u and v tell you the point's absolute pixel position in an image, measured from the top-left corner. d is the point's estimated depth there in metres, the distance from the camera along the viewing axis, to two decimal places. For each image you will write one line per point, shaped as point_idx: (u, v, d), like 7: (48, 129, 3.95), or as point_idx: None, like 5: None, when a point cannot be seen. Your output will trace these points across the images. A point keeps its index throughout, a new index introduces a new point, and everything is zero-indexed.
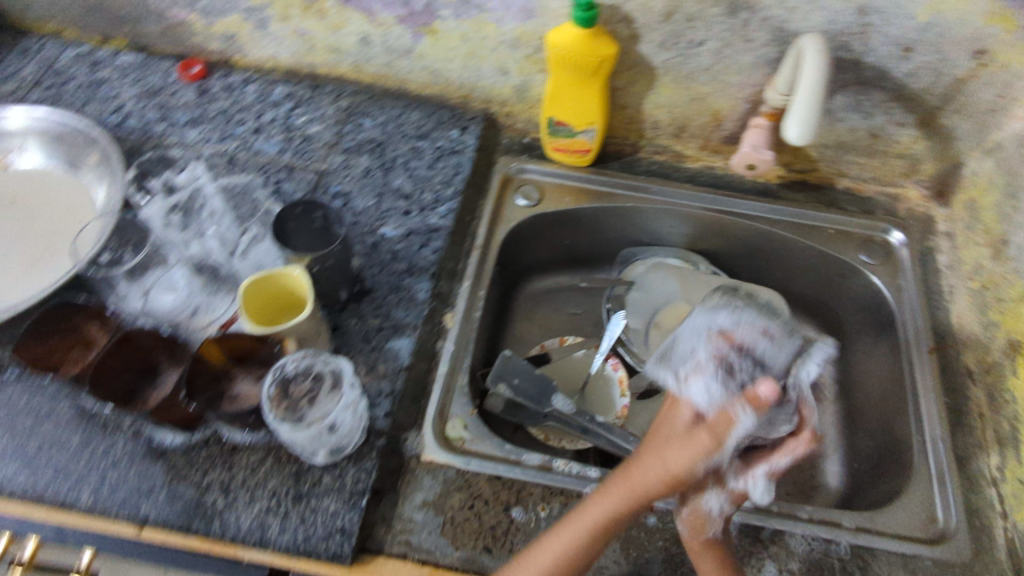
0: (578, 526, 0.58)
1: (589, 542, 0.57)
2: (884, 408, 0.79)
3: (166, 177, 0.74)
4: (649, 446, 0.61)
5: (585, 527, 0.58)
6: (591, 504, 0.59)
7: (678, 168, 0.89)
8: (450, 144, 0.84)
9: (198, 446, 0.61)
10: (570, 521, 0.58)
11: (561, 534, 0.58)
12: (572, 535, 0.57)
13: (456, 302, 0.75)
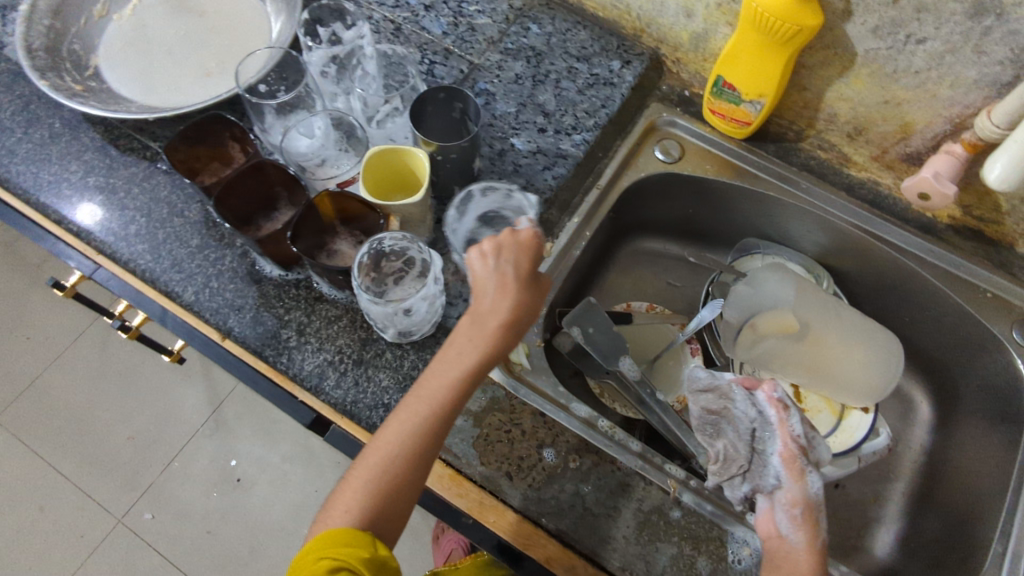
0: (437, 373, 0.55)
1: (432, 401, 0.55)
2: (969, 498, 0.73)
3: (336, 29, 0.74)
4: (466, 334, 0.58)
5: (453, 375, 0.54)
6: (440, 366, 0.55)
7: (838, 172, 0.80)
8: (607, 74, 0.80)
9: (289, 284, 0.66)
10: (437, 368, 0.55)
11: (431, 381, 0.55)
12: (437, 384, 0.55)
13: (560, 234, 0.74)
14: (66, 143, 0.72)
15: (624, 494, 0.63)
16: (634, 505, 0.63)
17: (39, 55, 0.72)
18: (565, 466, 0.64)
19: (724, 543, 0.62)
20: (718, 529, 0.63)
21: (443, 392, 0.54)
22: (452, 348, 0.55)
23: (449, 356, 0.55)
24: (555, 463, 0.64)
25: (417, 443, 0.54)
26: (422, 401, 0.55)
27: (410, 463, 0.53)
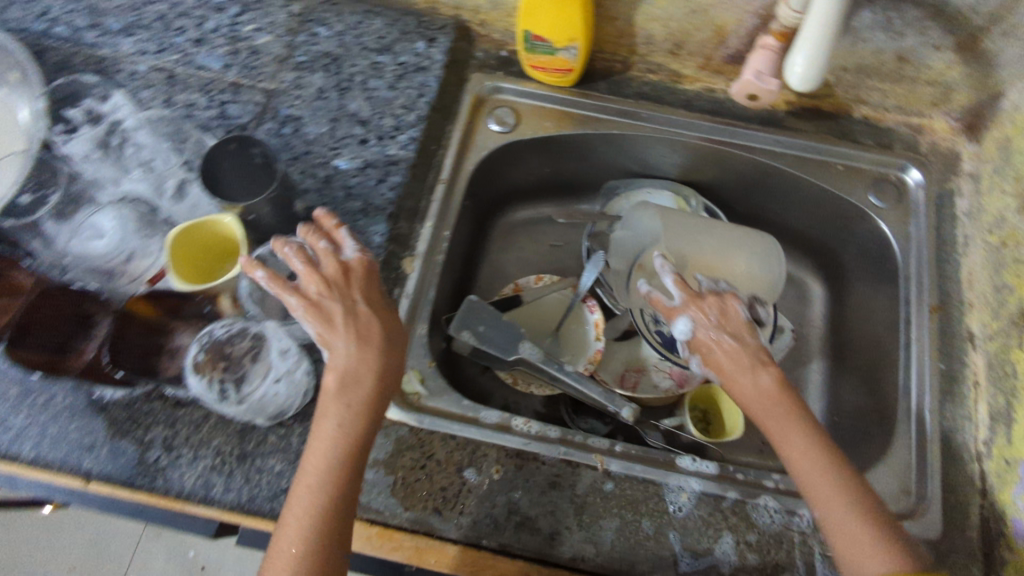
0: (322, 443, 0.49)
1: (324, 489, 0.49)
2: (871, 361, 0.76)
3: (88, 105, 0.68)
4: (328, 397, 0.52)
5: (339, 438, 0.50)
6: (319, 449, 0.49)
7: (674, 90, 0.78)
8: (414, 59, 0.74)
9: (140, 399, 0.57)
10: (319, 433, 0.50)
11: (315, 451, 0.49)
12: (325, 450, 0.49)
13: (417, 244, 0.69)
14: None
15: (556, 487, 0.62)
16: (568, 493, 0.62)
17: None
18: (490, 481, 0.62)
19: (663, 494, 0.63)
20: (653, 485, 0.63)
21: (337, 456, 0.49)
22: (328, 420, 0.50)
23: (331, 419, 0.50)
24: (479, 482, 0.62)
25: (322, 520, 0.48)
26: (323, 473, 0.49)
27: (322, 542, 0.47)
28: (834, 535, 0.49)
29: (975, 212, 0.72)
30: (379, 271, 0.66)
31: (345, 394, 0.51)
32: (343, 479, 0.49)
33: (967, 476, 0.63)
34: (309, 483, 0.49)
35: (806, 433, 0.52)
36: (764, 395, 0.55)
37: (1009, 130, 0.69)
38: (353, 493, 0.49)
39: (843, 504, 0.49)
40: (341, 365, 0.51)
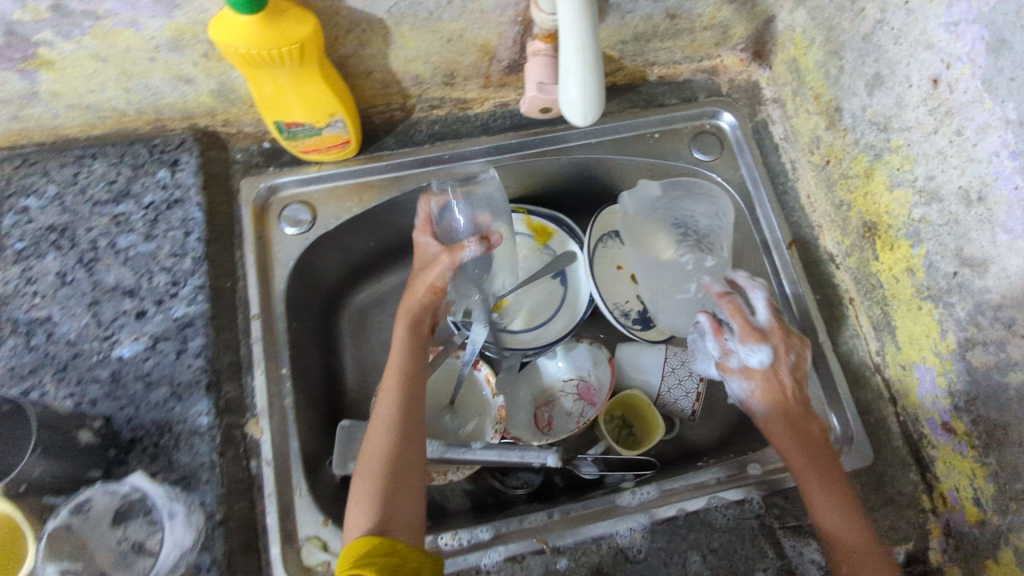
0: (381, 411, 0.60)
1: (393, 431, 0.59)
2: None
3: None
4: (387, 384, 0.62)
5: (400, 399, 0.61)
6: (386, 390, 0.62)
7: (467, 117, 0.71)
8: (163, 194, 0.62)
9: None
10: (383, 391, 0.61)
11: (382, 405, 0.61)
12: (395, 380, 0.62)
13: (255, 400, 0.60)
14: None
15: None
16: None
17: None
18: None
19: (618, 545, 0.58)
20: (603, 541, 0.58)
21: (394, 402, 0.60)
22: (384, 407, 0.61)
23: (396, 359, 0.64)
24: None
25: (394, 484, 0.56)
26: (373, 456, 0.57)
27: (397, 485, 0.56)
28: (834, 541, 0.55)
29: (791, 136, 0.71)
30: (221, 454, 0.56)
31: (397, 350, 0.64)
32: (404, 436, 0.59)
33: (875, 391, 0.65)
34: (379, 453, 0.57)
35: (829, 496, 0.57)
36: (812, 438, 0.59)
37: (793, 51, 0.68)
38: (415, 404, 0.61)
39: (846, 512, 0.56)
40: (413, 309, 0.65)
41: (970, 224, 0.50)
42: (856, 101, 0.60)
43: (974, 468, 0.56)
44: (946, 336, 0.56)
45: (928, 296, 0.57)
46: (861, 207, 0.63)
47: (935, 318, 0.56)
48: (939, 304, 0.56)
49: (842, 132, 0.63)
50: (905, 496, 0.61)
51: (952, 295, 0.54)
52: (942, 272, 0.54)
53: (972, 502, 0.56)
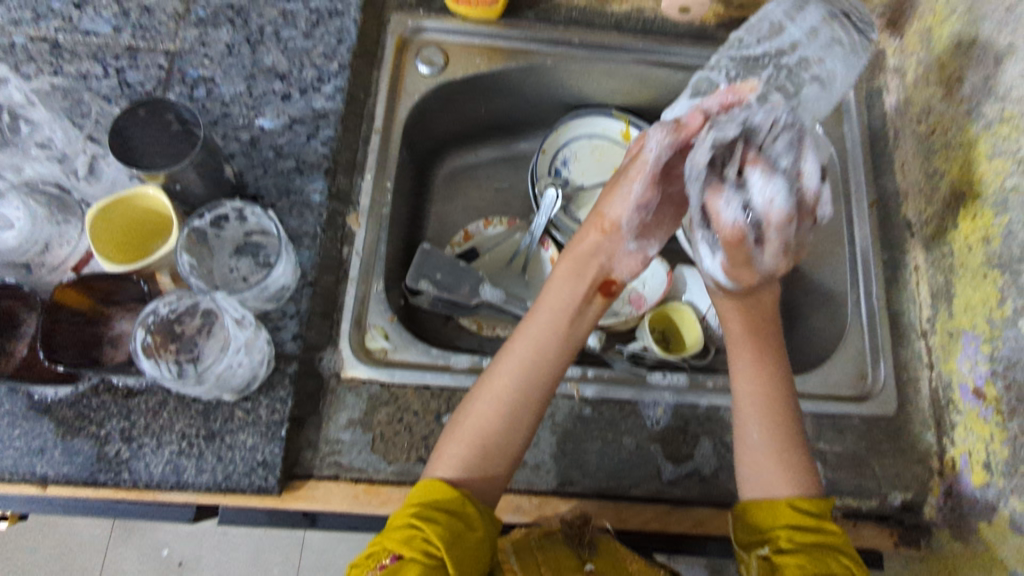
0: (524, 347, 0.56)
1: (507, 405, 0.54)
2: (821, 249, 0.77)
3: None
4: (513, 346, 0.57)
5: (523, 378, 0.55)
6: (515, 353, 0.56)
7: (602, 13, 0.76)
8: (327, 4, 0.69)
9: (86, 396, 0.56)
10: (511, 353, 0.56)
11: (514, 358, 0.56)
12: (546, 329, 0.57)
13: (360, 200, 0.67)
14: None
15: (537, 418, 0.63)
16: (550, 423, 0.63)
17: None
18: None
19: (640, 412, 0.64)
20: (631, 406, 0.64)
21: (528, 366, 0.55)
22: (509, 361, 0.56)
23: (544, 329, 0.57)
24: None
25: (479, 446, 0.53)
26: (497, 388, 0.55)
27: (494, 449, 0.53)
28: (765, 455, 0.54)
29: (903, 105, 0.74)
30: (324, 230, 0.63)
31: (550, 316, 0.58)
32: (523, 401, 0.54)
33: (914, 353, 0.67)
34: (488, 412, 0.54)
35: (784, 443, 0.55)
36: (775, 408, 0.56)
37: (930, 21, 0.70)
38: (559, 367, 0.56)
39: (776, 421, 0.55)
40: (584, 271, 0.59)
41: None
42: (982, 70, 0.62)
43: (993, 432, 0.59)
44: (1003, 303, 0.59)
45: (999, 265, 0.60)
46: (953, 177, 0.66)
47: (997, 286, 0.60)
48: (1006, 272, 0.59)
49: (958, 102, 0.65)
50: (916, 452, 0.64)
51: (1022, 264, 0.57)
52: (1018, 241, 0.58)
53: (982, 466, 0.60)
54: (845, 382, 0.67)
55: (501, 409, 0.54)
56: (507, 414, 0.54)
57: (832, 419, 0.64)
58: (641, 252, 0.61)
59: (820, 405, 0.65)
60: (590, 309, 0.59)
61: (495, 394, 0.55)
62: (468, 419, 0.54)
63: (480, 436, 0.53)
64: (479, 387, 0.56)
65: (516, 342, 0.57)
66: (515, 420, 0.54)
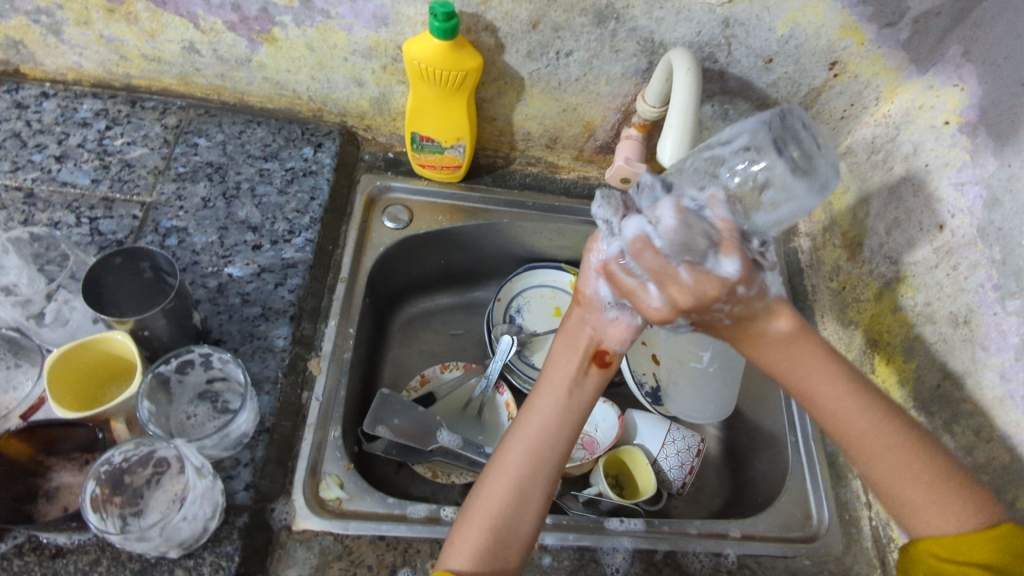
0: (521, 433, 0.56)
1: (514, 485, 0.54)
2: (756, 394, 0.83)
3: None
4: (522, 420, 0.57)
5: (523, 458, 0.55)
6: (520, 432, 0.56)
7: (553, 179, 0.86)
8: (302, 165, 0.76)
9: (8, 557, 0.52)
10: (510, 442, 0.56)
11: (513, 445, 0.56)
12: (539, 410, 0.57)
13: (322, 345, 0.69)
14: None
15: None
16: None
17: None
18: None
19: (600, 560, 0.63)
20: (590, 553, 0.63)
21: (531, 447, 0.55)
22: (513, 445, 0.56)
23: (540, 415, 0.56)
24: None
25: (488, 542, 0.52)
26: (502, 476, 0.54)
27: (506, 535, 0.52)
28: (891, 487, 0.50)
29: (816, 264, 0.84)
30: (285, 374, 0.64)
31: (550, 391, 0.58)
32: (524, 482, 0.54)
33: (854, 493, 0.70)
34: (496, 499, 0.53)
35: (919, 463, 0.50)
36: (870, 434, 0.51)
37: (830, 195, 0.82)
38: (558, 443, 0.56)
39: (905, 462, 0.50)
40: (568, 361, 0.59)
41: (956, 343, 0.61)
42: (876, 238, 0.73)
43: None
44: None
45: (915, 407, 0.66)
46: (866, 326, 0.74)
47: None
48: (922, 414, 0.65)
49: (860, 263, 0.75)
50: None
51: (934, 405, 0.63)
52: (928, 385, 0.64)
53: None
54: (794, 523, 0.69)
55: (500, 494, 0.53)
56: (514, 497, 0.53)
57: (786, 562, 0.65)
58: (622, 318, 0.59)
59: (772, 548, 0.66)
60: (584, 385, 0.58)
61: (501, 482, 0.54)
62: (475, 507, 0.54)
63: (490, 525, 0.52)
64: (484, 479, 0.55)
65: (517, 430, 0.57)
66: (523, 500, 0.53)
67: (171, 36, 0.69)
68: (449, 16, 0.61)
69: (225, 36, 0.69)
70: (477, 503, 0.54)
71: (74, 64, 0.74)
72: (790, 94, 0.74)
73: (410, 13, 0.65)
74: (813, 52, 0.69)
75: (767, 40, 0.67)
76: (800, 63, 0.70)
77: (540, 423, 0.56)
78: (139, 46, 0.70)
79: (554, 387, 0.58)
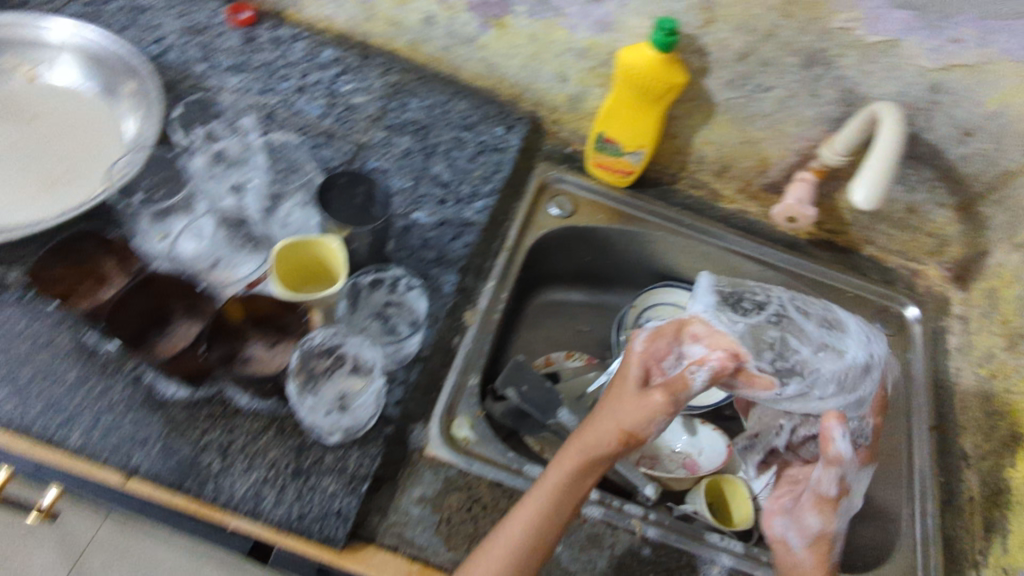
0: (528, 507, 0.57)
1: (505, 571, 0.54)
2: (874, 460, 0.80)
3: (210, 129, 0.73)
4: (522, 510, 0.57)
5: (513, 552, 0.55)
6: (516, 519, 0.56)
7: (712, 207, 0.89)
8: (493, 141, 0.83)
9: (200, 403, 0.59)
10: (508, 525, 0.56)
11: (522, 512, 0.57)
12: (550, 486, 0.58)
13: (478, 300, 0.74)
14: None
15: (595, 544, 0.64)
16: (608, 553, 0.64)
17: None
18: None
19: (697, 567, 0.65)
20: (687, 560, 0.65)
21: (527, 532, 0.55)
22: (505, 533, 0.56)
23: (536, 501, 0.57)
24: None
25: None
26: (497, 552, 0.55)
27: None
28: None
29: (965, 348, 0.82)
30: (445, 316, 0.70)
31: (554, 482, 0.58)
32: (524, 552, 0.55)
33: None
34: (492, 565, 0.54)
35: None
36: None
37: (995, 283, 0.80)
38: (556, 527, 0.57)
39: None
40: (586, 454, 0.59)
41: None
42: None
43: None
44: None
45: None
46: (1013, 419, 0.72)
47: None
48: None
49: (1018, 355, 0.74)
50: None
51: None
52: None
53: None
54: None
55: None
56: None
57: None
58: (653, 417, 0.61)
59: None
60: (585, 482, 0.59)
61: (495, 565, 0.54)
62: None
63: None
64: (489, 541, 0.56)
65: (512, 517, 0.57)
66: None
67: (417, 6, 0.79)
68: (672, 32, 0.66)
69: (462, 15, 0.77)
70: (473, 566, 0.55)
71: (327, 15, 0.85)
72: (979, 171, 0.74)
73: (633, 24, 0.71)
74: (1019, 134, 0.68)
75: (972, 112, 0.68)
76: (1000, 143, 0.70)
77: (535, 515, 0.56)
78: (388, 10, 0.80)
79: (559, 477, 0.58)
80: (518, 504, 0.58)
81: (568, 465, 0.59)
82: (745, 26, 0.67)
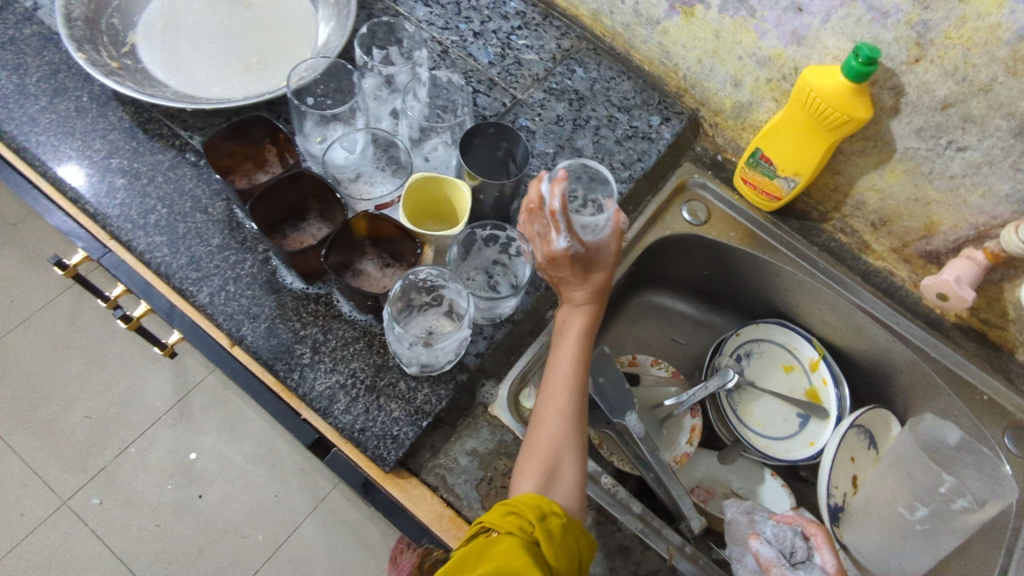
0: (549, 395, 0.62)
1: (564, 424, 0.60)
2: None
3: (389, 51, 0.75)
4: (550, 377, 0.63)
5: (558, 409, 0.61)
6: (554, 388, 0.62)
7: (856, 257, 0.82)
8: (645, 129, 0.81)
9: (309, 299, 0.65)
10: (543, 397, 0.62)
11: (557, 394, 0.61)
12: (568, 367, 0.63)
13: None
14: (94, 119, 0.71)
15: (620, 554, 0.63)
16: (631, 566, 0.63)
17: (76, 25, 0.70)
18: None
19: None
20: None
21: (555, 398, 0.61)
22: (544, 413, 0.61)
23: (556, 370, 0.63)
24: None
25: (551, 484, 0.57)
26: (541, 418, 0.61)
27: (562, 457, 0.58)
28: None
29: None
30: (545, 287, 0.71)
31: (565, 344, 0.64)
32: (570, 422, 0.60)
33: None
34: (551, 435, 0.59)
35: None
36: None
37: None
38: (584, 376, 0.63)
39: None
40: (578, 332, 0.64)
41: None
42: None
43: None
44: None
45: None
46: None
47: None
48: None
49: None
50: None
51: None
52: None
53: None
54: None
55: (549, 449, 0.58)
56: (562, 437, 0.59)
57: None
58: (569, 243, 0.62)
59: None
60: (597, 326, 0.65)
61: (548, 423, 0.60)
62: (523, 471, 0.58)
63: (551, 452, 0.58)
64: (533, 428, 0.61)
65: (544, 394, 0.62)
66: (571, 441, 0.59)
67: None
68: (870, 61, 0.60)
69: None
70: (531, 443, 0.60)
71: None
72: None
73: (828, 43, 0.66)
74: None
75: None
76: None
77: (565, 370, 0.62)
78: None
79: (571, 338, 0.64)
80: (542, 392, 0.62)
81: (573, 329, 0.64)
82: (957, 73, 0.60)
